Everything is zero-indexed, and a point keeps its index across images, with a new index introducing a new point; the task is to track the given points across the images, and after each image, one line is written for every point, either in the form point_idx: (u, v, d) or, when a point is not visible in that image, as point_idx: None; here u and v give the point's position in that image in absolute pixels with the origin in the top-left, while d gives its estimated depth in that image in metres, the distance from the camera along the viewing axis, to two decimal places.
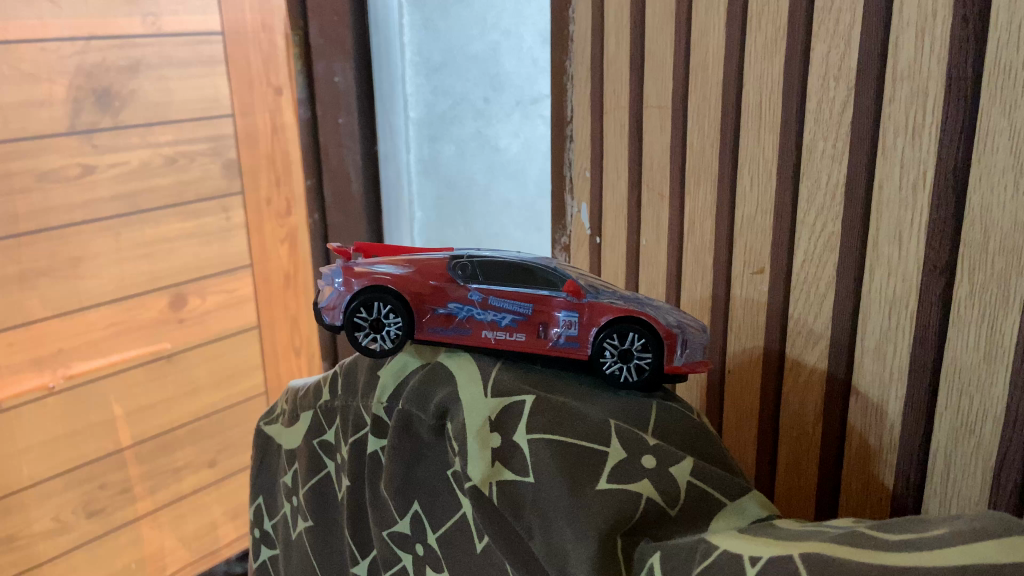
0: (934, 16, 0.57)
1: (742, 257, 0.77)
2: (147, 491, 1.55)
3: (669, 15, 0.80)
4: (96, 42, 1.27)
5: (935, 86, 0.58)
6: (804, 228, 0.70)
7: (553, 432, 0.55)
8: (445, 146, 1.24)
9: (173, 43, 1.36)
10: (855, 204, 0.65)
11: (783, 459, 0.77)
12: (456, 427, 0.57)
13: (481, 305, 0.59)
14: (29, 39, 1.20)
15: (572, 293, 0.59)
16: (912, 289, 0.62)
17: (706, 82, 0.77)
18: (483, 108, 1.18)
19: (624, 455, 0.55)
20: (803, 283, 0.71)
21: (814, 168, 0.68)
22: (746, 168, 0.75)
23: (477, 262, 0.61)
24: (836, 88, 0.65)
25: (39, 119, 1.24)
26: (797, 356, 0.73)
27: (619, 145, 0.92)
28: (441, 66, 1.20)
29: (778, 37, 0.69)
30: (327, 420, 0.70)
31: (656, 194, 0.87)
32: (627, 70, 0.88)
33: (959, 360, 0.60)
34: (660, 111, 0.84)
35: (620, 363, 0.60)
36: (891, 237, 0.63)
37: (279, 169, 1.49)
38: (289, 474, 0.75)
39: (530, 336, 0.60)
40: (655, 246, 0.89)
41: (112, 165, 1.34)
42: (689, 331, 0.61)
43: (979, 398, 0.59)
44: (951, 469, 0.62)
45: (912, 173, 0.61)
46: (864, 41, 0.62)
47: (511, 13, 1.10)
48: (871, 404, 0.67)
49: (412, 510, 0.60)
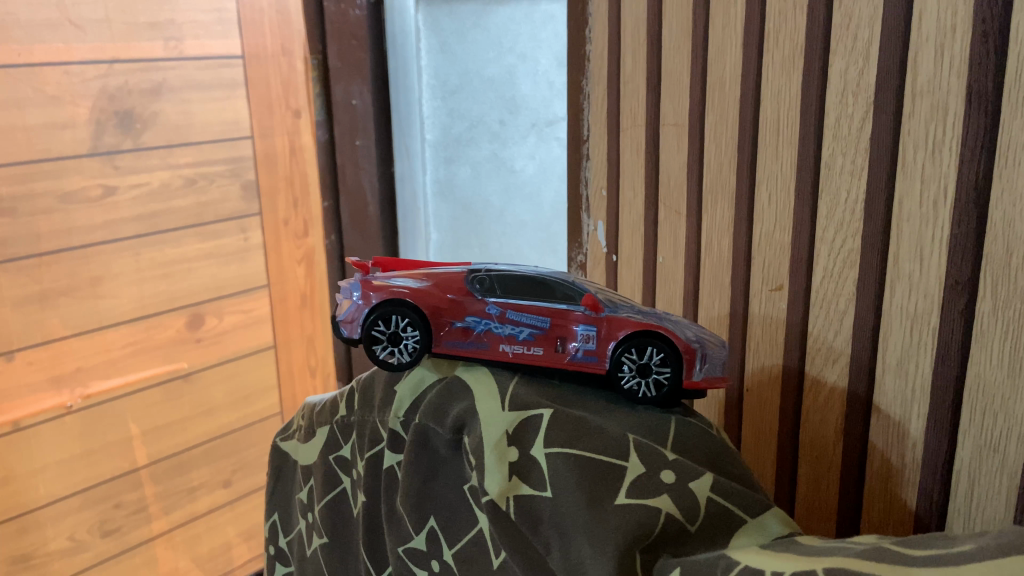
0: (953, 32, 0.57)
1: (760, 275, 0.77)
2: (162, 511, 1.55)
3: (686, 34, 0.81)
4: (119, 65, 1.30)
5: (955, 100, 0.58)
6: (823, 245, 0.69)
7: (570, 446, 0.55)
8: (460, 168, 1.30)
9: (195, 66, 1.39)
10: (875, 220, 0.65)
11: (803, 480, 0.76)
12: (474, 442, 0.57)
13: (498, 319, 0.59)
14: (54, 63, 1.23)
15: (590, 307, 0.59)
16: (933, 305, 0.61)
17: (722, 101, 0.78)
18: (499, 130, 1.25)
19: (643, 469, 0.54)
20: (823, 299, 0.70)
21: (834, 185, 0.68)
22: (764, 186, 0.75)
23: (495, 276, 0.61)
24: (855, 104, 0.65)
25: (62, 140, 1.26)
26: (817, 374, 0.72)
27: (634, 164, 0.93)
28: (458, 89, 1.26)
29: (795, 55, 0.69)
30: (343, 436, 0.70)
31: (672, 212, 0.88)
32: (642, 90, 0.89)
33: (983, 378, 0.58)
34: (676, 129, 0.85)
35: (638, 378, 0.59)
36: (912, 253, 0.62)
37: (297, 191, 1.57)
38: (305, 490, 0.75)
39: (547, 349, 0.59)
40: (672, 264, 0.89)
41: (132, 186, 1.35)
42: (708, 346, 0.60)
43: (1004, 415, 0.58)
44: (974, 490, 0.61)
45: (933, 189, 0.60)
46: (882, 56, 0.62)
47: (526, 38, 1.17)
48: (893, 423, 0.66)
49: (428, 527, 0.60)
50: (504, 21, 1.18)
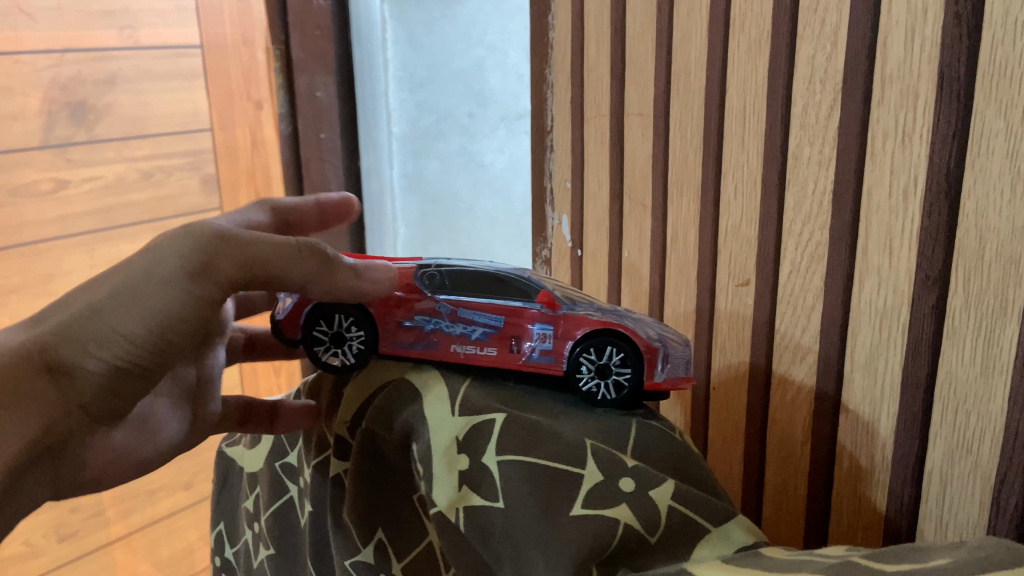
0: (924, 14, 0.54)
1: (727, 269, 0.75)
2: (121, 514, 1.49)
3: (650, 20, 0.79)
4: (72, 55, 1.24)
5: (926, 85, 0.54)
6: (790, 238, 0.67)
7: (524, 454, 0.52)
8: (428, 162, 1.28)
9: (152, 56, 1.33)
10: (843, 212, 0.62)
11: (771, 480, 0.73)
12: (422, 449, 0.54)
13: (450, 317, 0.57)
14: (5, 51, 1.18)
15: (546, 304, 0.57)
16: (903, 300, 0.58)
17: (688, 88, 0.76)
18: (467, 124, 1.23)
19: (601, 477, 0.51)
20: (791, 295, 0.68)
21: (802, 175, 0.65)
22: (730, 177, 0.72)
23: (446, 272, 0.59)
24: (823, 91, 0.62)
25: (12, 132, 1.21)
26: (784, 372, 0.70)
27: (599, 155, 0.91)
28: (426, 81, 1.24)
29: (762, 40, 0.67)
30: (289, 441, 0.68)
31: (638, 204, 0.86)
32: (607, 79, 0.87)
33: (955, 375, 0.55)
34: (641, 119, 0.83)
35: (597, 380, 0.57)
36: (881, 246, 0.59)
37: (259, 185, 1.49)
38: (251, 498, 0.71)
39: (502, 350, 0.56)
40: (638, 259, 0.87)
41: (85, 179, 1.31)
42: (671, 346, 0.57)
43: (977, 416, 0.54)
44: (947, 493, 0.57)
45: (902, 178, 0.57)
46: (849, 42, 0.59)
47: (496, 29, 1.16)
48: (862, 423, 0.63)
49: (377, 538, 0.57)
50: (473, 13, 1.16)
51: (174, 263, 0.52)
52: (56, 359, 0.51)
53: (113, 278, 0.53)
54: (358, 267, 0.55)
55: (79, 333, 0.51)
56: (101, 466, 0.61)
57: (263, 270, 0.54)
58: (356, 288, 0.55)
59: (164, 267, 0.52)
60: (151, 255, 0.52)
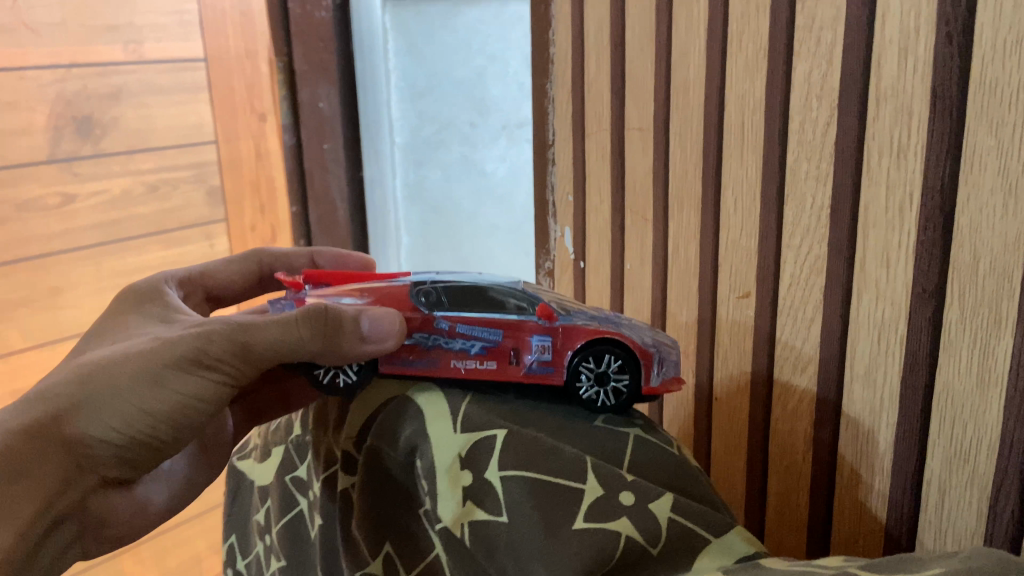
0: (916, 33, 0.55)
1: (728, 281, 0.76)
2: None
3: (649, 37, 0.80)
4: (77, 70, 1.26)
5: (919, 103, 0.56)
6: (789, 251, 0.68)
7: (525, 469, 0.53)
8: (430, 171, 1.32)
9: (156, 70, 1.34)
10: (841, 225, 0.63)
11: (774, 490, 0.74)
12: (426, 465, 0.56)
13: (448, 333, 0.58)
14: (9, 67, 1.19)
15: (543, 316, 0.58)
16: (901, 313, 0.59)
17: (687, 104, 0.77)
18: (469, 133, 1.27)
19: (602, 492, 0.52)
20: (791, 307, 0.69)
21: (800, 190, 0.66)
22: (730, 190, 0.74)
23: (441, 287, 0.60)
24: (819, 108, 0.63)
25: (18, 147, 1.23)
26: (786, 382, 0.71)
27: (600, 169, 0.92)
28: (427, 91, 1.26)
29: (759, 58, 0.68)
30: (298, 456, 0.69)
31: (639, 218, 0.87)
32: (607, 93, 0.88)
33: (951, 386, 0.56)
34: (641, 133, 0.84)
35: (597, 387, 0.59)
36: (879, 259, 0.60)
37: (263, 196, 1.52)
38: (262, 512, 0.72)
39: (501, 363, 0.58)
40: (639, 271, 0.89)
41: (92, 193, 1.32)
42: (666, 350, 0.59)
43: (973, 425, 0.55)
44: (945, 501, 0.58)
45: (897, 195, 0.58)
46: (844, 60, 0.61)
47: (496, 40, 1.19)
48: (862, 433, 0.64)
49: (384, 552, 0.58)
50: (473, 23, 1.19)
51: (179, 353, 0.61)
52: (69, 430, 0.58)
53: (120, 359, 0.60)
54: (360, 330, 0.56)
55: (93, 407, 0.59)
56: (124, 522, 0.68)
57: (269, 352, 0.61)
58: (364, 351, 0.57)
59: (170, 355, 0.61)
60: (159, 344, 0.61)
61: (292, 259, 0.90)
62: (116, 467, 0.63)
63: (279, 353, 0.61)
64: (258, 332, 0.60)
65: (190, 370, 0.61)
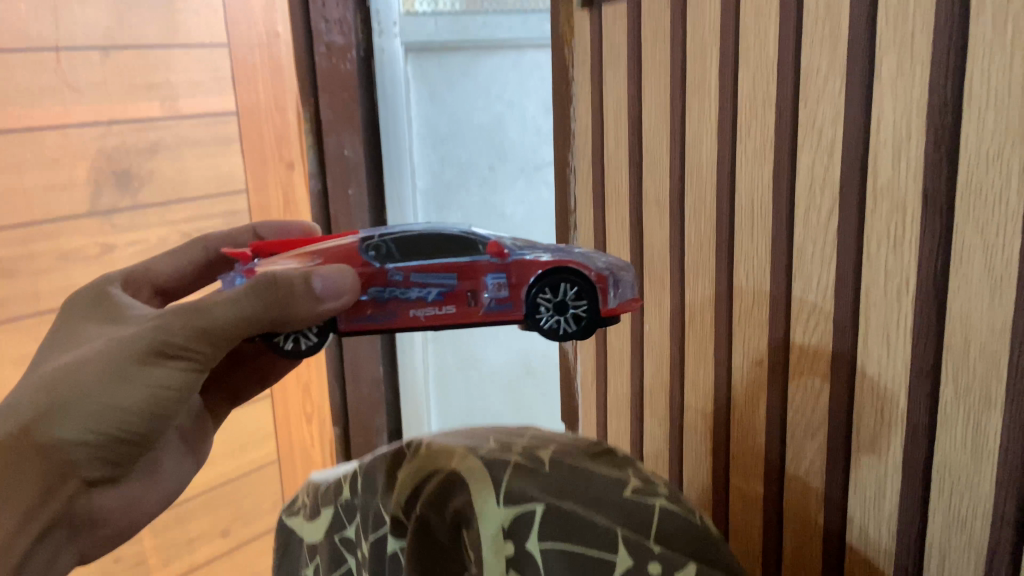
0: (909, 139, 0.61)
1: (742, 348, 0.81)
2: (162, 563, 1.56)
3: (664, 119, 0.87)
4: (116, 126, 1.33)
5: (912, 202, 0.61)
6: (799, 325, 0.74)
7: (563, 541, 0.59)
8: (452, 214, 1.51)
9: (189, 124, 1.43)
10: (845, 305, 0.69)
11: (789, 548, 0.80)
12: (473, 537, 0.60)
13: (404, 284, 0.66)
14: (53, 126, 1.26)
15: (495, 254, 0.66)
16: (901, 387, 0.65)
17: (700, 181, 0.83)
18: (488, 175, 1.49)
19: (631, 562, 0.58)
20: (801, 376, 0.75)
21: (807, 270, 0.72)
22: (741, 265, 0.80)
23: (389, 241, 0.67)
24: (823, 198, 0.69)
25: (62, 202, 1.29)
26: (798, 445, 0.76)
27: (620, 235, 0.98)
28: (448, 136, 1.47)
29: (766, 148, 0.74)
30: (346, 517, 0.75)
31: (658, 283, 0.93)
32: (626, 165, 0.95)
33: (949, 459, 0.61)
34: (658, 208, 0.90)
35: (557, 316, 0.67)
36: (880, 337, 0.66)
37: None
38: (312, 567, 0.77)
39: (459, 305, 0.66)
40: (657, 331, 0.95)
41: (129, 244, 1.39)
42: (619, 273, 0.69)
43: (970, 496, 0.60)
44: (946, 564, 0.63)
45: (896, 281, 0.64)
46: (845, 158, 0.67)
47: (513, 87, 1.44)
48: (871, 498, 0.69)
49: None
50: (491, 72, 1.42)
51: (143, 348, 0.66)
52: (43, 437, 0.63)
53: (83, 362, 0.65)
54: (314, 291, 0.62)
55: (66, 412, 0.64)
56: (111, 513, 0.75)
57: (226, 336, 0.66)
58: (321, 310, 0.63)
59: (134, 349, 0.66)
60: (121, 342, 0.66)
61: (236, 236, 0.96)
62: (96, 466, 0.69)
63: (234, 329, 0.65)
64: (211, 316, 0.65)
65: (154, 361, 0.66)
